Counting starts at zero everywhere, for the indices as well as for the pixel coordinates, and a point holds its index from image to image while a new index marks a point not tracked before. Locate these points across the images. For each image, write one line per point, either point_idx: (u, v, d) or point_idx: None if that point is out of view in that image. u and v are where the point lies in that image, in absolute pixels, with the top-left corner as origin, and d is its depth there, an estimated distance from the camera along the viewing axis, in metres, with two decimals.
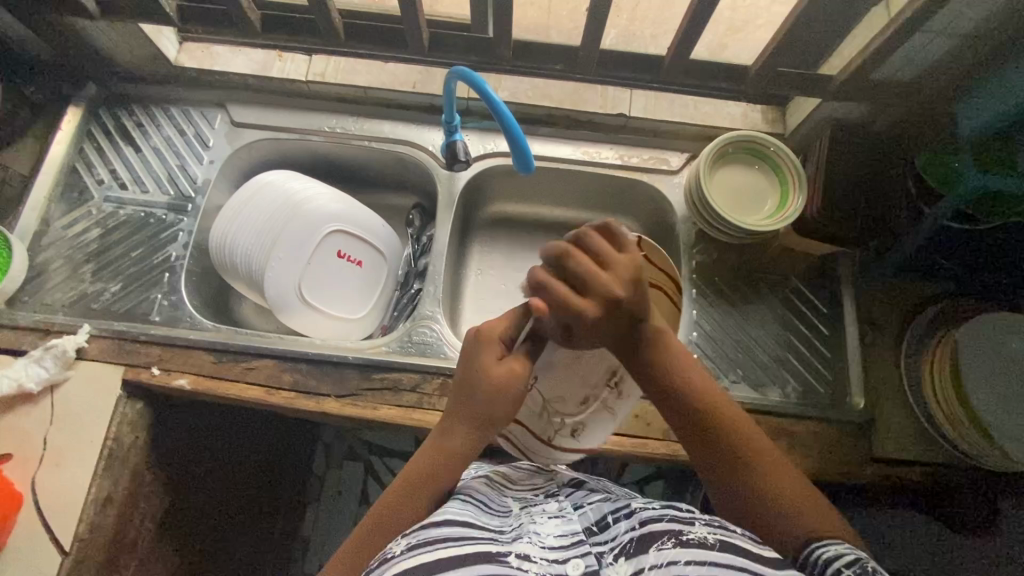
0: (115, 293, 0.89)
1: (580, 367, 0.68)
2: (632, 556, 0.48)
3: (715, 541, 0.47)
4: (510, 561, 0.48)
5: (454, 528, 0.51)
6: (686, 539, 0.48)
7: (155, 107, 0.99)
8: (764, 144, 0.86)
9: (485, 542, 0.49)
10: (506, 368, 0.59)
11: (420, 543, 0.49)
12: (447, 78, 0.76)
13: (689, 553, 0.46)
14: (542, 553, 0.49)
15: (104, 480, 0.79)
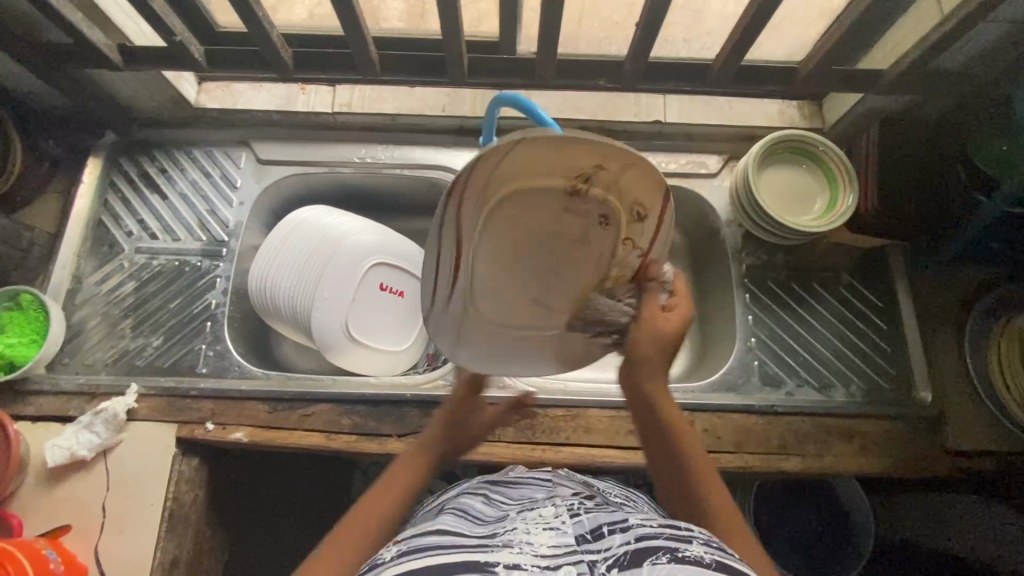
0: (157, 347, 0.86)
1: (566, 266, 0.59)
2: (625, 568, 0.42)
3: (712, 560, 0.43)
4: (497, 570, 0.43)
5: (441, 535, 0.48)
6: (684, 556, 0.43)
7: (176, 150, 0.96)
8: (811, 143, 0.84)
9: (472, 549, 0.45)
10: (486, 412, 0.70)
11: (408, 550, 0.46)
12: (491, 105, 0.73)
13: (686, 570, 0.42)
14: (534, 561, 0.44)
15: (169, 542, 0.76)
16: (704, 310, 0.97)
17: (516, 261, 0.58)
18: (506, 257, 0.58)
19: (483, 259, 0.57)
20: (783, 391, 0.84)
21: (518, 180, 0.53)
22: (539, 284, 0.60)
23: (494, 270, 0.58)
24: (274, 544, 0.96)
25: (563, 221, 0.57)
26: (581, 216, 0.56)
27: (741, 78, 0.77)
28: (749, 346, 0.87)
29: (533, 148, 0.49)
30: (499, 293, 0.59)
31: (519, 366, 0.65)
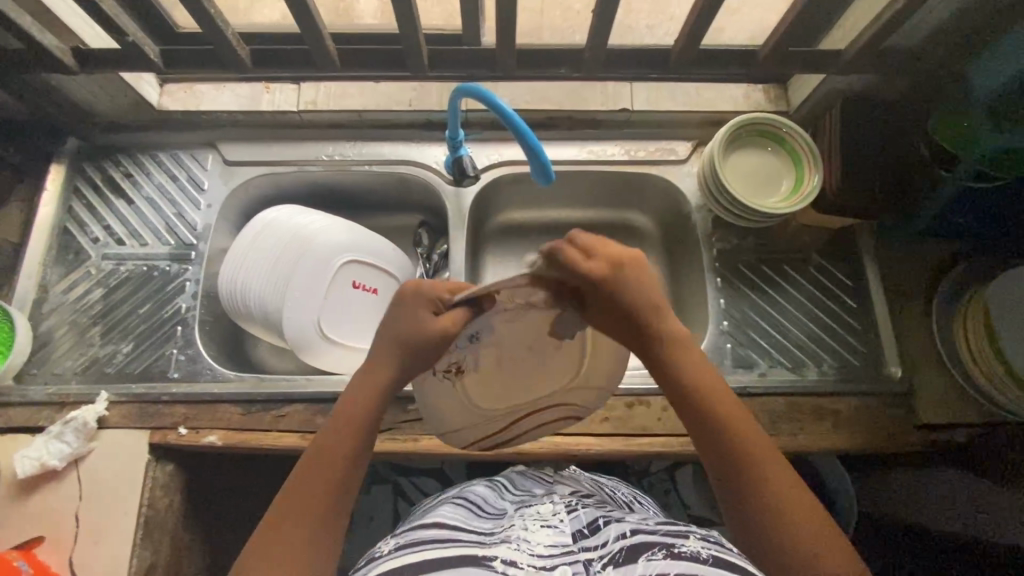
0: (127, 353, 0.85)
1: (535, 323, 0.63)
2: (621, 564, 0.45)
3: (708, 556, 0.46)
4: (494, 565, 0.46)
5: (443, 533, 0.51)
6: (680, 552, 0.46)
7: (142, 155, 0.95)
8: (776, 126, 0.85)
9: (473, 547, 0.49)
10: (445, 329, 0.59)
11: (407, 546, 0.49)
12: (452, 96, 0.72)
13: (682, 565, 0.45)
14: (530, 559, 0.47)
15: (146, 549, 0.76)
16: (677, 296, 0.97)
17: (547, 362, 0.67)
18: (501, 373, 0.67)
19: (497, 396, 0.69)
20: (756, 371, 0.85)
21: (474, 387, 0.67)
22: (545, 359, 0.67)
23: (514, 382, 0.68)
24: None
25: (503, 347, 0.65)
26: (467, 346, 0.64)
27: (702, 63, 0.77)
28: (722, 329, 0.87)
29: (452, 411, 0.69)
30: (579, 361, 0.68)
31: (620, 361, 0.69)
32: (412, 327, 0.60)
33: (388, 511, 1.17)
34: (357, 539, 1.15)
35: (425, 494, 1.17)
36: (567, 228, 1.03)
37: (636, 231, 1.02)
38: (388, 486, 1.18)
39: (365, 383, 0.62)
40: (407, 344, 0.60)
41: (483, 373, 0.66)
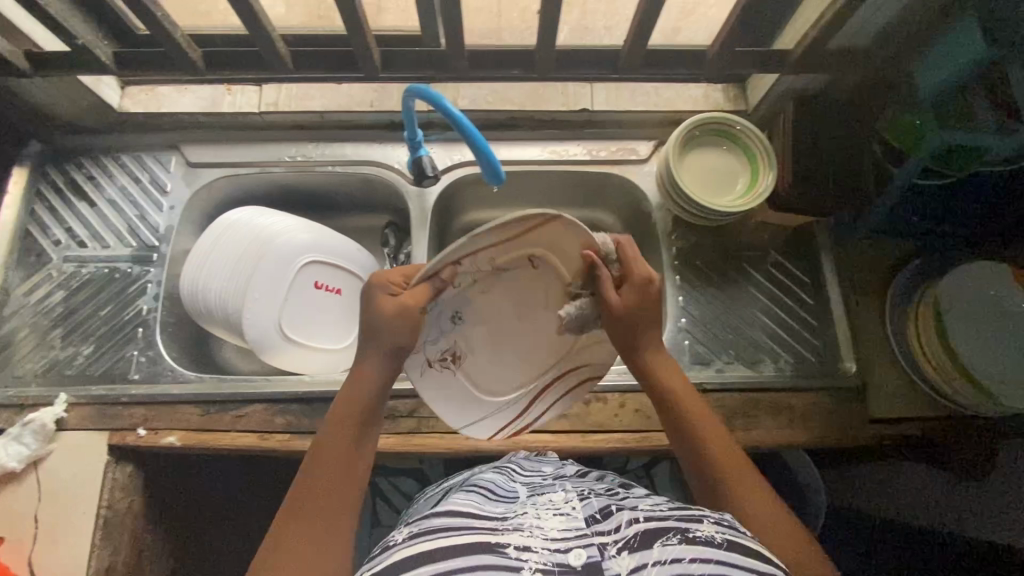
0: (88, 355, 0.85)
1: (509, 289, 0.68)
2: (636, 549, 0.46)
3: (722, 539, 0.48)
4: (508, 551, 0.46)
5: (457, 518, 0.51)
6: (694, 536, 0.47)
7: (105, 157, 0.95)
8: (730, 125, 0.86)
9: (487, 531, 0.49)
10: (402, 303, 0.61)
11: (422, 534, 0.49)
12: (404, 98, 0.73)
13: (695, 550, 0.46)
14: (545, 543, 0.47)
15: (105, 550, 0.76)
16: None
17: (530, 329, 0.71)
18: (499, 345, 0.72)
19: (503, 368, 0.74)
20: (713, 368, 0.86)
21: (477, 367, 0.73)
22: (530, 326, 0.71)
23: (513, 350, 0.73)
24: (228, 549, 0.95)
25: (490, 321, 0.70)
26: (458, 325, 0.69)
27: (651, 63, 0.78)
28: (680, 326, 0.88)
29: (460, 395, 0.73)
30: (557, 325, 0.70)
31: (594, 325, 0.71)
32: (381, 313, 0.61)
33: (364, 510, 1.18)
34: None
35: (401, 494, 1.18)
36: None
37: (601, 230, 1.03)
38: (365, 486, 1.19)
39: (363, 374, 0.63)
40: (370, 324, 0.62)
41: (482, 351, 0.72)
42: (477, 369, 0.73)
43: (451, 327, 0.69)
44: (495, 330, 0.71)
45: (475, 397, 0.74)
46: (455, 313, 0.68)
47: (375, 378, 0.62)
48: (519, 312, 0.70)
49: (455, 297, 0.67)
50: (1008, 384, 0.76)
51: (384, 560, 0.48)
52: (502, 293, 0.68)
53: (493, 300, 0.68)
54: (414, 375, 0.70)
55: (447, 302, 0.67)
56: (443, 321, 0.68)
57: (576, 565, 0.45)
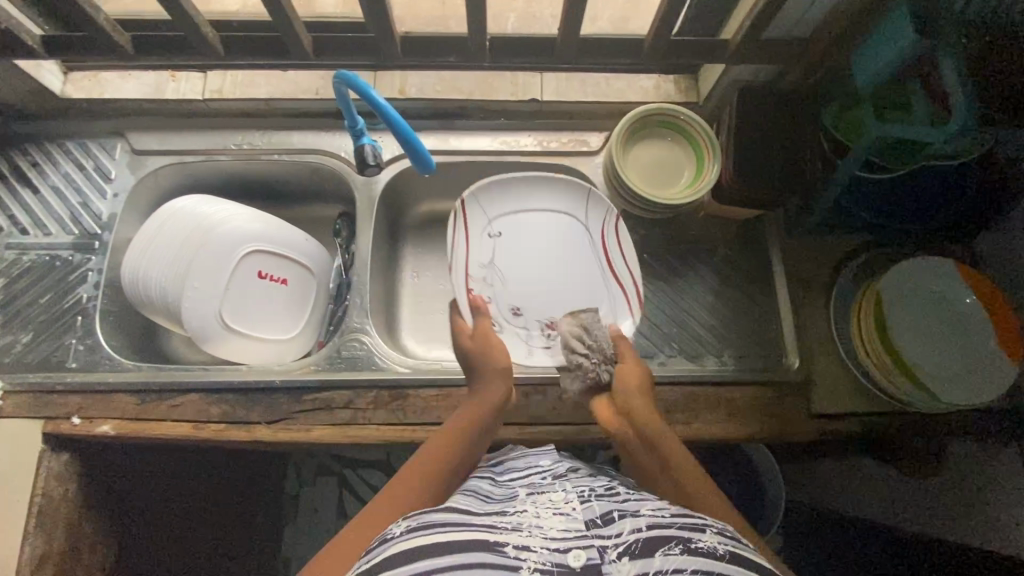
0: (26, 343, 0.85)
1: (512, 262, 0.85)
2: (637, 556, 0.46)
3: (724, 551, 0.48)
4: (505, 550, 0.47)
5: (452, 516, 0.51)
6: (697, 548, 0.48)
7: (49, 143, 0.94)
8: (674, 114, 0.84)
9: (484, 530, 0.49)
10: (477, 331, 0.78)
11: (421, 527, 0.50)
12: (334, 86, 0.74)
13: (697, 562, 0.46)
14: (543, 542, 0.48)
15: (38, 537, 0.76)
16: None
17: (568, 260, 0.85)
18: (567, 287, 0.84)
19: (583, 284, 0.84)
20: (654, 361, 0.85)
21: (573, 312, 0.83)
22: (559, 263, 0.85)
23: (580, 271, 0.85)
24: (179, 540, 0.95)
25: (547, 292, 0.84)
26: (523, 310, 0.83)
27: (588, 52, 0.78)
28: None
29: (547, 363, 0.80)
30: (571, 239, 0.86)
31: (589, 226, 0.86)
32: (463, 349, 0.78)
33: (333, 501, 1.24)
34: (300, 527, 1.23)
35: (369, 485, 1.25)
36: None
37: None
38: (335, 478, 1.26)
39: (485, 396, 0.72)
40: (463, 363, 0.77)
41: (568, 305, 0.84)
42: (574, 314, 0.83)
43: (522, 314, 0.83)
44: (553, 283, 0.85)
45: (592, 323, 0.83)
46: (511, 308, 0.83)
47: (495, 401, 0.72)
48: (542, 257, 0.85)
49: (497, 301, 0.83)
50: (949, 380, 0.75)
51: (377, 553, 0.49)
52: (515, 266, 0.84)
53: (520, 277, 0.84)
54: (543, 359, 0.82)
55: (500, 311, 0.83)
56: (511, 318, 0.83)
57: (574, 566, 0.46)
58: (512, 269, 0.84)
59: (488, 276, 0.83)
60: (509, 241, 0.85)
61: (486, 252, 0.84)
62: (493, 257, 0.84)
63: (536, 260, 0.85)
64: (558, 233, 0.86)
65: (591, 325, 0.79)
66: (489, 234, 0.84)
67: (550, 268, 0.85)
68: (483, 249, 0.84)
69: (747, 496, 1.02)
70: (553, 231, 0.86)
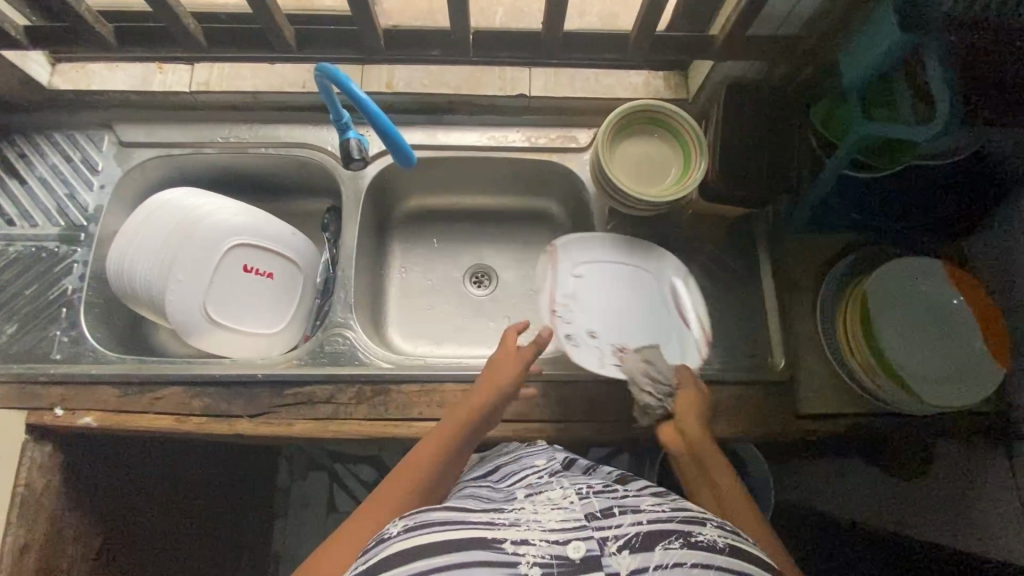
0: (11, 334, 0.85)
1: (590, 291, 0.85)
2: (637, 550, 0.49)
3: (724, 544, 0.51)
4: (505, 547, 0.49)
5: (450, 513, 0.52)
6: (696, 541, 0.50)
7: (37, 135, 0.94)
8: (661, 111, 0.84)
9: (483, 526, 0.51)
10: (504, 353, 0.75)
11: (417, 526, 0.50)
12: (318, 80, 0.74)
13: (697, 555, 0.49)
14: (543, 535, 0.50)
15: (20, 528, 0.76)
16: None
17: (644, 293, 0.86)
18: (645, 319, 0.84)
19: (660, 318, 0.84)
20: None
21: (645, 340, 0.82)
22: (635, 295, 0.86)
23: (656, 314, 0.85)
24: (164, 532, 0.95)
25: (624, 319, 0.84)
26: (600, 335, 0.82)
27: (572, 47, 0.78)
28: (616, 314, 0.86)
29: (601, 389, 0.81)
30: (647, 275, 0.87)
31: (663, 266, 0.87)
32: (491, 366, 0.74)
33: (322, 496, 1.25)
34: (290, 521, 1.23)
35: (358, 481, 1.26)
36: (477, 215, 1.04)
37: (545, 218, 1.03)
38: (325, 474, 1.26)
39: (481, 408, 0.70)
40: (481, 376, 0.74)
41: (644, 334, 0.83)
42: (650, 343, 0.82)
43: (596, 342, 0.82)
44: (630, 321, 0.84)
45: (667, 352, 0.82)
46: (590, 333, 0.82)
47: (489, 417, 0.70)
48: (617, 288, 0.86)
49: (575, 325, 0.82)
50: (934, 382, 0.74)
51: (375, 552, 0.49)
52: (594, 298, 0.85)
53: (598, 306, 0.84)
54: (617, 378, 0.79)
55: (577, 333, 0.82)
56: (588, 341, 0.81)
57: (575, 558, 0.48)
58: (591, 300, 0.85)
59: (568, 302, 0.84)
60: (594, 280, 0.86)
61: (565, 278, 0.85)
62: (571, 285, 0.85)
63: (615, 299, 0.85)
64: (632, 268, 0.87)
65: (655, 357, 0.79)
66: (575, 271, 0.85)
67: (626, 299, 0.85)
68: (562, 274, 0.85)
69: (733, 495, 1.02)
70: (629, 264, 0.87)
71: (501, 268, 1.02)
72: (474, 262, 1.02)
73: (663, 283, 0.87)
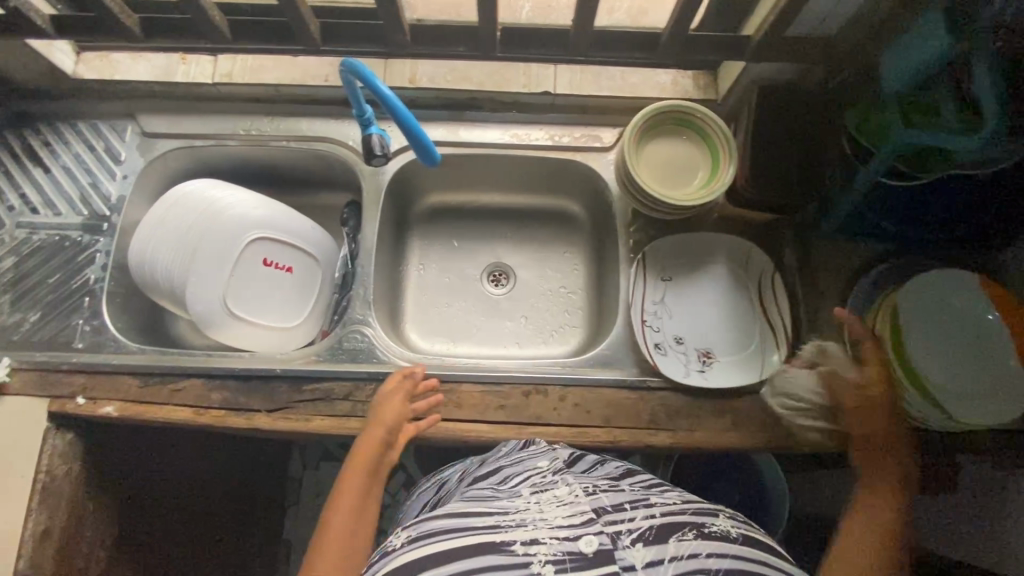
0: (34, 322, 0.86)
1: (684, 297, 0.87)
2: (651, 544, 0.49)
3: (737, 535, 0.52)
4: (514, 549, 0.48)
5: (457, 519, 0.52)
6: (710, 532, 0.51)
7: (61, 123, 0.94)
8: (690, 112, 0.82)
9: (490, 530, 0.50)
10: (391, 389, 0.79)
11: (420, 537, 0.50)
12: (343, 74, 0.74)
13: (711, 546, 0.49)
14: (552, 532, 0.50)
15: (41, 514, 0.77)
16: (600, 294, 0.96)
17: (731, 302, 0.86)
18: (729, 328, 0.85)
19: (745, 328, 0.85)
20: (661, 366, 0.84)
21: (729, 350, 0.84)
22: (724, 303, 0.87)
23: (740, 323, 0.85)
24: (181, 520, 0.97)
25: (709, 328, 0.85)
26: (687, 343, 0.85)
27: (601, 46, 0.76)
28: (646, 320, 0.84)
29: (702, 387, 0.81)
30: (733, 284, 0.87)
31: (753, 274, 0.87)
32: (384, 405, 0.77)
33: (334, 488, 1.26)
34: (302, 512, 1.24)
35: None
36: (497, 213, 1.03)
37: (565, 218, 1.02)
38: (337, 465, 1.27)
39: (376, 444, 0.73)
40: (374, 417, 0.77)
41: (729, 342, 0.85)
42: (733, 353, 0.84)
43: (683, 350, 0.84)
44: (717, 330, 0.86)
45: (747, 361, 0.84)
46: (677, 339, 0.85)
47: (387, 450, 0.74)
48: (703, 296, 0.87)
49: (664, 332, 0.85)
50: (965, 401, 0.69)
51: (381, 565, 0.49)
52: (684, 306, 0.87)
53: (688, 312, 0.86)
54: (700, 383, 0.81)
55: (665, 339, 0.84)
56: (675, 348, 0.84)
57: (589, 551, 0.48)
58: (681, 308, 0.86)
59: (658, 311, 0.86)
60: (688, 290, 0.87)
61: (655, 288, 0.87)
62: (659, 294, 0.86)
63: (700, 308, 0.87)
64: (718, 277, 0.88)
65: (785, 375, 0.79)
66: (662, 280, 0.87)
67: (712, 307, 0.87)
68: (651, 283, 0.86)
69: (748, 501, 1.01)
70: (716, 272, 0.88)
71: (520, 267, 1.01)
72: (492, 261, 1.01)
73: (750, 292, 0.86)
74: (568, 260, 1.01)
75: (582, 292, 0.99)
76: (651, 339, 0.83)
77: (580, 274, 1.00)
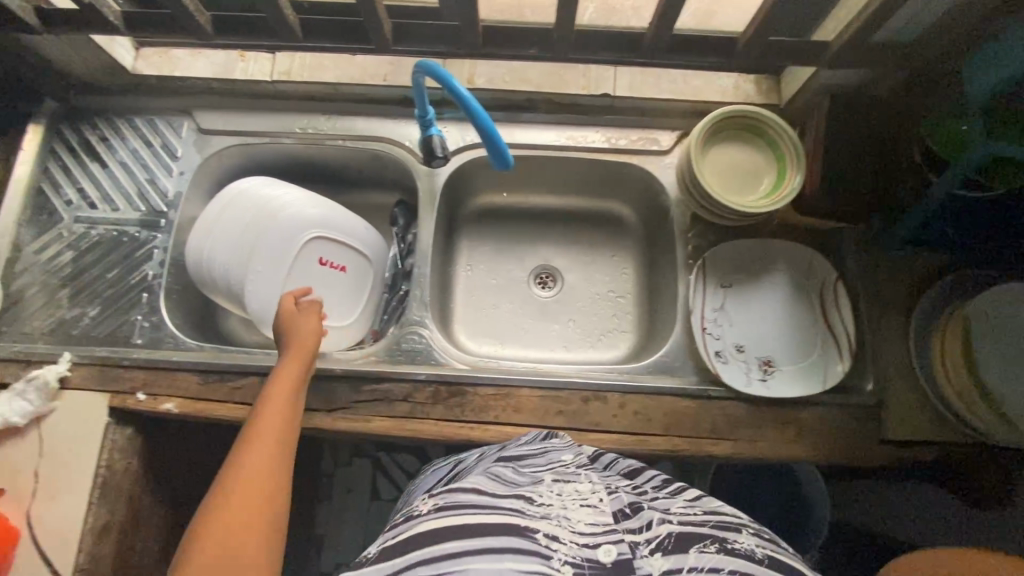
0: (93, 317, 0.86)
1: (745, 305, 0.86)
2: (670, 553, 0.47)
3: (762, 555, 0.48)
4: (537, 537, 0.47)
5: (480, 496, 0.52)
6: (733, 548, 0.48)
7: (118, 118, 0.94)
8: (761, 119, 0.80)
9: (512, 513, 0.50)
10: (299, 314, 0.78)
11: (445, 506, 0.50)
12: (414, 76, 0.74)
13: (735, 562, 0.47)
14: (573, 536, 0.48)
15: (101, 508, 0.77)
16: (652, 299, 0.95)
17: (792, 309, 0.85)
18: (791, 336, 0.84)
19: (808, 337, 0.83)
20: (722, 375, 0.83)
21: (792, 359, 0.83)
22: (786, 311, 0.85)
23: (803, 331, 0.84)
24: None
25: (771, 337, 0.84)
26: (749, 351, 0.83)
27: (674, 49, 0.75)
28: (705, 327, 0.83)
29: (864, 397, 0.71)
30: (793, 291, 0.85)
31: (815, 281, 0.85)
32: (293, 331, 0.76)
33: (366, 485, 1.26)
34: (335, 508, 1.24)
35: (403, 471, 1.27)
36: (547, 215, 1.02)
37: (615, 221, 1.01)
38: (369, 461, 1.27)
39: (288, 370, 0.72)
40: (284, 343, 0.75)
41: (792, 351, 0.83)
42: (797, 363, 0.82)
43: (744, 358, 0.83)
44: (778, 338, 0.84)
45: (812, 370, 0.81)
46: (737, 348, 0.83)
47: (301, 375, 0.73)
48: (762, 303, 0.86)
49: (724, 340, 0.83)
50: None
51: (403, 529, 0.49)
52: (743, 314, 0.85)
53: (748, 320, 0.85)
54: (762, 392, 0.80)
55: (725, 348, 0.83)
56: (735, 356, 0.83)
57: (606, 561, 0.47)
58: (740, 316, 0.85)
59: (717, 318, 0.84)
60: (746, 298, 0.86)
61: (715, 296, 0.85)
62: (719, 301, 0.85)
63: (761, 317, 0.85)
64: (778, 283, 0.86)
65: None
66: (722, 287, 0.86)
67: (772, 314, 0.85)
68: (711, 291, 0.85)
69: (794, 510, 1.00)
70: (776, 279, 0.86)
71: (570, 270, 1.00)
72: (540, 263, 1.01)
73: (812, 300, 0.85)
74: (618, 263, 1.00)
75: (633, 296, 0.98)
76: (712, 347, 0.82)
77: (630, 277, 0.99)
